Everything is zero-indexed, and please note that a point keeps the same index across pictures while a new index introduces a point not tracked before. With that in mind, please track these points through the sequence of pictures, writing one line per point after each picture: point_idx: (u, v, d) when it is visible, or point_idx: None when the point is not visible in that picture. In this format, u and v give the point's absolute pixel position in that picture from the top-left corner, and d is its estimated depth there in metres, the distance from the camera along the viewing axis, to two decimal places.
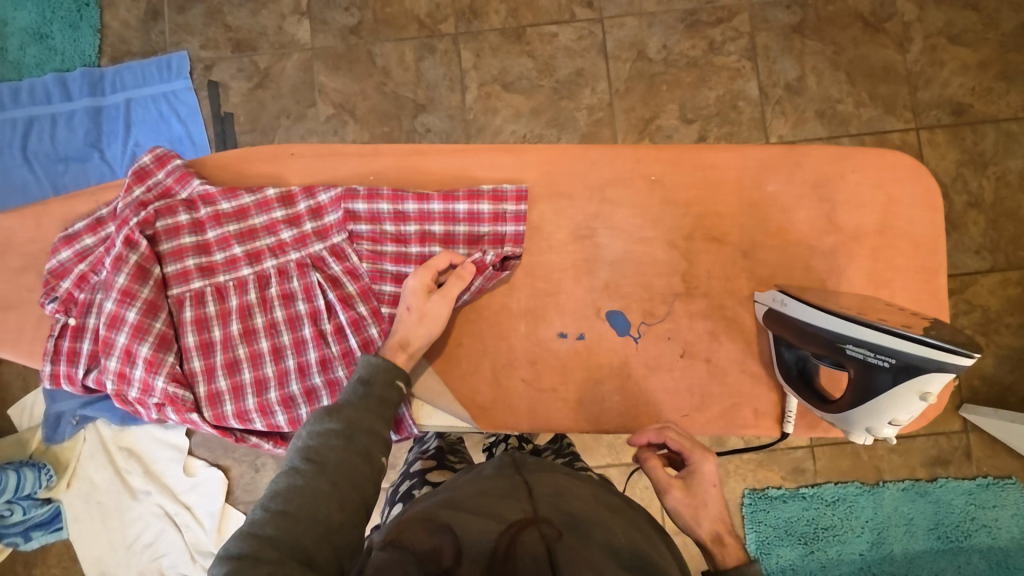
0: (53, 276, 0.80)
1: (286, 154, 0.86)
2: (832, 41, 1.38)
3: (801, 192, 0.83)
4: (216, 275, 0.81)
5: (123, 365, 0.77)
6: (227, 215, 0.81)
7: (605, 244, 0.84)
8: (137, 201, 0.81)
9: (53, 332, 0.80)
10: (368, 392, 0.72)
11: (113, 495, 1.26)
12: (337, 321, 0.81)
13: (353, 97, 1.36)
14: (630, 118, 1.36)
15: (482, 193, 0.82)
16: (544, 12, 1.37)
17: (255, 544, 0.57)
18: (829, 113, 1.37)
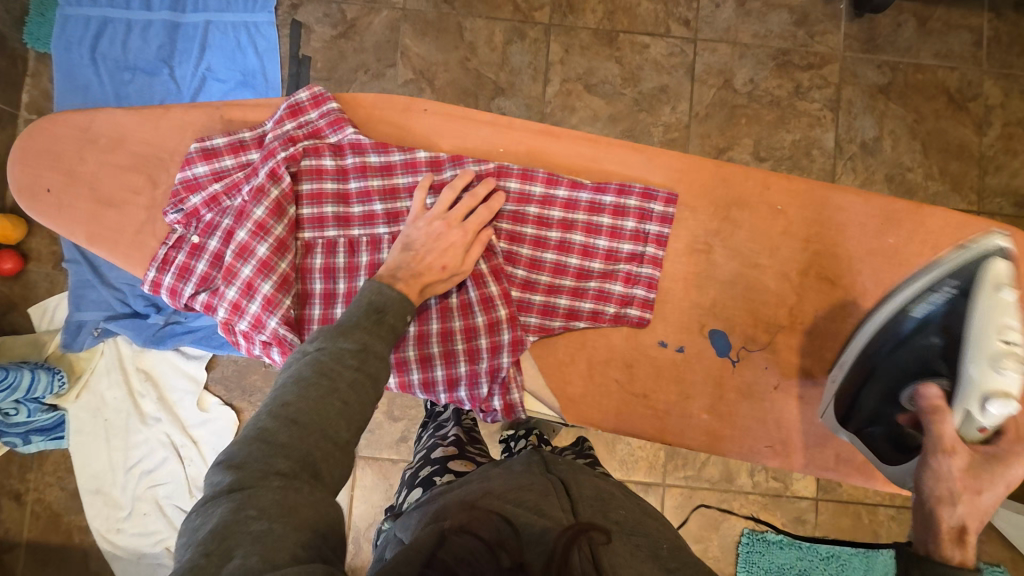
0: (184, 188, 0.82)
1: (419, 108, 0.88)
2: (914, 109, 1.38)
3: (918, 251, 0.84)
4: (351, 228, 0.82)
5: (240, 297, 0.77)
6: (373, 168, 0.82)
7: (721, 262, 0.87)
8: (288, 136, 0.81)
9: (168, 241, 0.82)
10: (381, 319, 0.68)
11: (122, 416, 1.25)
12: (465, 296, 0.83)
13: (434, 67, 1.34)
14: (704, 144, 1.36)
15: (633, 188, 0.86)
16: (641, 21, 1.36)
17: (263, 461, 0.54)
18: (897, 178, 1.37)
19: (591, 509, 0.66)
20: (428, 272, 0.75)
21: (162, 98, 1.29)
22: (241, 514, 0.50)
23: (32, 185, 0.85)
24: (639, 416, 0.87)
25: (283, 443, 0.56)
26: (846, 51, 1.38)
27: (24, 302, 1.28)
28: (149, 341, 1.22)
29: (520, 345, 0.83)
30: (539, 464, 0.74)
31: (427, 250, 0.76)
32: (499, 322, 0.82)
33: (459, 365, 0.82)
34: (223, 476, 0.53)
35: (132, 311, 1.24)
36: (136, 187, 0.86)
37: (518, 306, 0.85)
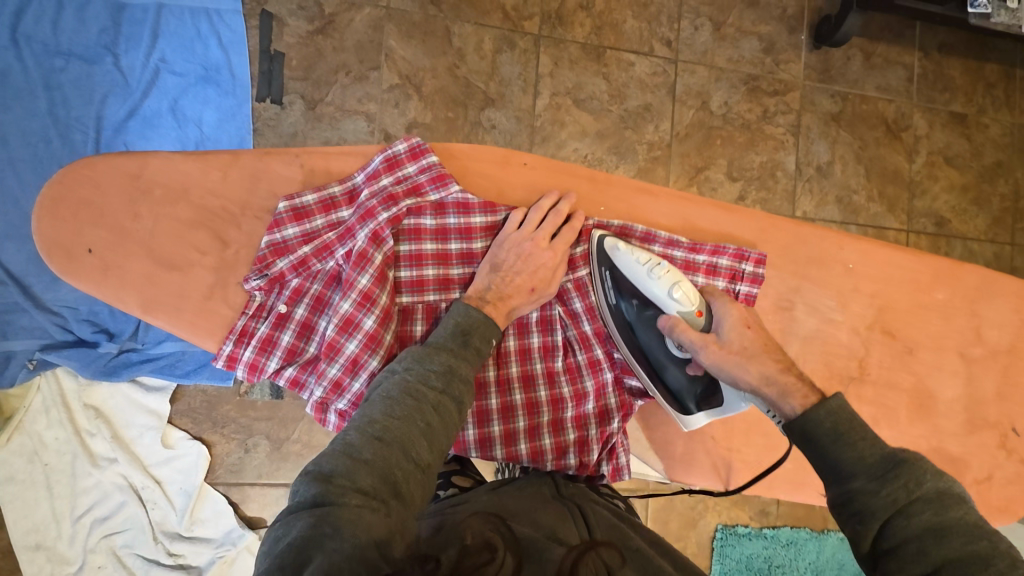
0: (271, 252, 0.66)
1: (519, 162, 0.75)
2: (859, 136, 1.53)
3: (960, 306, 0.81)
4: (453, 291, 0.70)
5: (343, 374, 0.65)
6: (481, 230, 0.71)
7: (801, 318, 0.78)
8: (387, 192, 0.67)
9: (247, 310, 0.67)
10: (467, 342, 0.64)
11: (67, 459, 1.09)
12: (571, 360, 0.75)
13: (421, 72, 1.27)
14: (683, 163, 1.41)
15: (726, 249, 0.75)
16: (627, 38, 1.38)
17: (347, 474, 0.51)
18: (845, 200, 1.52)
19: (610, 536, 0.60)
20: (516, 293, 0.68)
21: (106, 90, 1.12)
22: (317, 529, 0.47)
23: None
24: (711, 458, 0.82)
25: (370, 459, 0.52)
26: (806, 80, 1.49)
27: None
28: (97, 372, 1.08)
29: (630, 407, 0.77)
30: (550, 487, 0.68)
31: (517, 271, 0.69)
32: (605, 387, 0.75)
33: (568, 432, 0.74)
34: (308, 487, 0.50)
35: (77, 339, 1.09)
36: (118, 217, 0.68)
37: (620, 368, 0.77)
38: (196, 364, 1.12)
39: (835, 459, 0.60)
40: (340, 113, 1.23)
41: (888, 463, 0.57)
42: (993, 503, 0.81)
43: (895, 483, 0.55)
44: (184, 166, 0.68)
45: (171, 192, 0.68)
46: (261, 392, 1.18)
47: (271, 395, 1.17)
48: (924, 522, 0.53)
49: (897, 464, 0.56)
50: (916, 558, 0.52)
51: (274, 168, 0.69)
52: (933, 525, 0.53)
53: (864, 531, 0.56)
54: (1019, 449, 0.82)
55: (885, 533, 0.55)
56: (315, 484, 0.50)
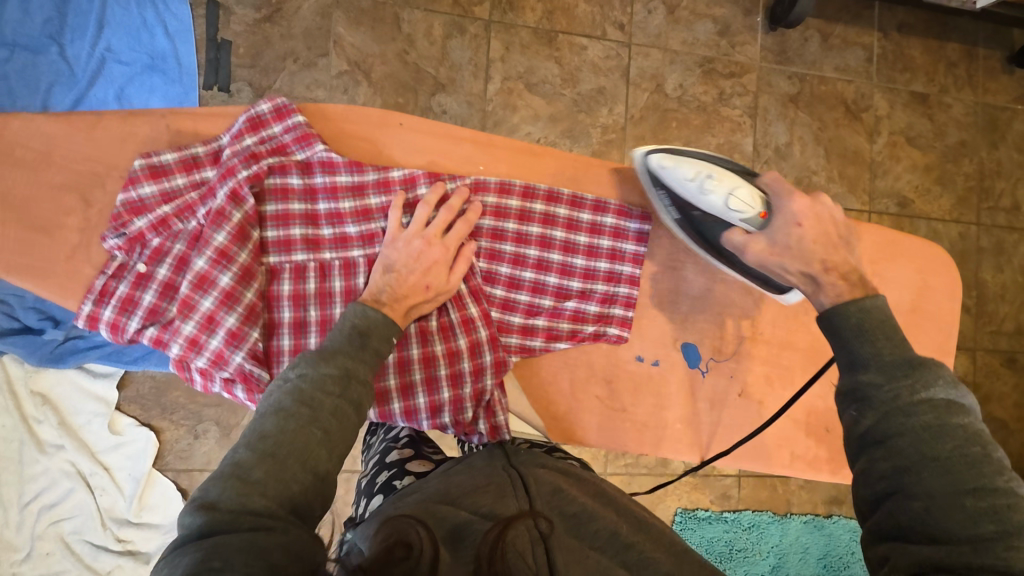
0: (127, 210, 0.67)
1: (395, 122, 0.75)
2: (818, 117, 1.52)
3: (861, 265, 0.81)
4: (321, 251, 0.70)
5: (198, 332, 0.65)
6: (348, 188, 0.70)
7: (691, 278, 0.80)
8: (249, 152, 0.69)
9: (105, 269, 0.68)
10: (365, 343, 0.62)
11: (13, 445, 1.09)
12: (444, 318, 0.73)
13: (370, 58, 1.28)
14: (638, 146, 1.41)
15: (606, 204, 0.77)
16: (579, 23, 1.38)
17: (238, 499, 0.51)
18: (805, 181, 1.51)
19: (548, 507, 0.61)
20: (412, 293, 0.68)
21: (51, 81, 1.13)
22: (205, 565, 0.45)
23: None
24: (596, 420, 0.77)
25: (264, 478, 0.52)
26: (762, 62, 1.48)
27: None
28: (43, 359, 1.08)
29: (504, 365, 0.74)
30: (501, 457, 0.69)
31: (408, 267, 0.68)
32: (480, 345, 0.73)
33: (443, 391, 0.72)
34: (197, 517, 0.50)
35: (23, 326, 1.08)
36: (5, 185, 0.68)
37: (499, 328, 0.75)
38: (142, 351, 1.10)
39: (854, 352, 0.57)
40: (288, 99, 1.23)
41: (903, 363, 0.54)
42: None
43: (903, 381, 0.54)
44: (67, 133, 0.70)
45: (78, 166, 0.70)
46: None
47: None
48: (921, 423, 0.52)
49: (913, 366, 0.54)
50: (904, 451, 0.52)
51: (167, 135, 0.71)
52: (932, 425, 0.51)
53: (861, 421, 0.55)
54: None
55: (880, 424, 0.53)
56: (209, 511, 0.50)
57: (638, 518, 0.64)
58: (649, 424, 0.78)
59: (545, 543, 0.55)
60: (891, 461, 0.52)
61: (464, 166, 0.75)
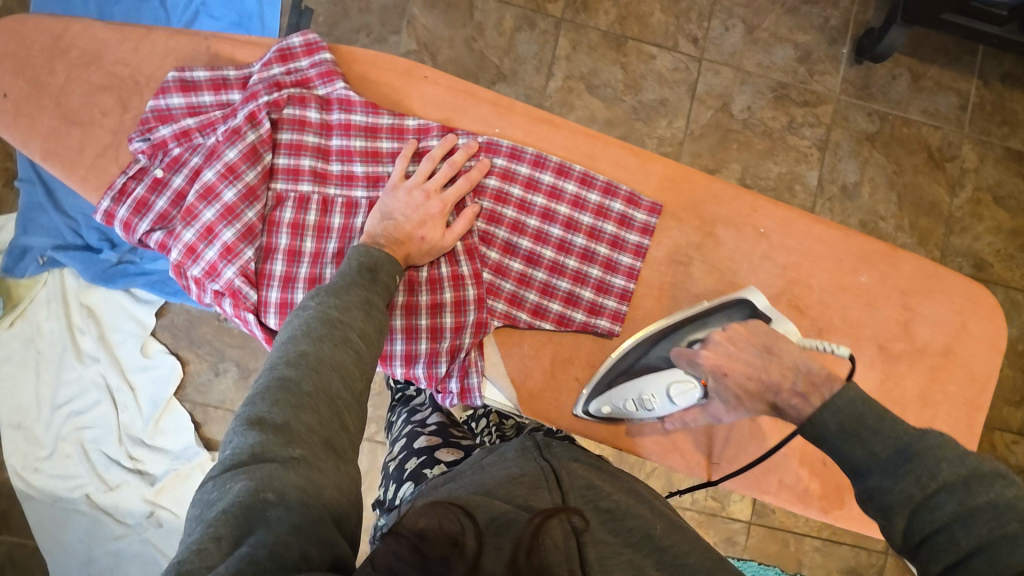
0: (155, 118, 0.77)
1: (418, 74, 0.83)
2: (895, 160, 1.42)
3: (889, 294, 0.83)
4: (326, 186, 0.78)
5: (197, 240, 0.73)
6: (362, 128, 0.78)
7: (696, 276, 0.83)
8: (273, 79, 0.77)
9: (128, 170, 0.77)
10: (374, 278, 0.66)
11: (57, 349, 1.18)
12: (435, 272, 0.79)
13: (439, 41, 1.31)
14: (693, 163, 1.37)
15: (596, 181, 0.82)
16: (652, 31, 1.36)
17: (288, 413, 0.51)
18: (870, 225, 1.41)
19: (583, 502, 0.60)
20: (401, 238, 0.73)
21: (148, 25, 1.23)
22: (258, 498, 0.46)
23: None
24: (576, 403, 0.82)
25: (312, 392, 0.53)
26: (841, 94, 1.41)
27: None
28: (93, 278, 1.17)
29: (484, 327, 0.80)
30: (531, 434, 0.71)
31: (405, 216, 0.74)
32: (465, 303, 0.79)
33: (420, 342, 0.78)
34: (246, 441, 0.49)
35: (85, 244, 1.18)
36: (95, 104, 0.80)
37: (488, 289, 0.80)
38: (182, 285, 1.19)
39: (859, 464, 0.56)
40: None
41: (899, 459, 0.54)
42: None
43: (908, 479, 0.53)
44: (141, 52, 0.80)
45: (156, 90, 0.80)
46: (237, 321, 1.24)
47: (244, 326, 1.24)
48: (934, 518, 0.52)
49: (910, 458, 0.54)
50: (947, 547, 0.51)
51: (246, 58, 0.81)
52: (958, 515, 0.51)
53: (892, 528, 0.54)
54: None
55: (915, 527, 0.53)
56: (254, 432, 0.50)
57: (673, 520, 0.62)
58: (629, 418, 0.82)
59: (575, 536, 0.55)
60: (941, 562, 0.51)
61: (479, 126, 0.82)
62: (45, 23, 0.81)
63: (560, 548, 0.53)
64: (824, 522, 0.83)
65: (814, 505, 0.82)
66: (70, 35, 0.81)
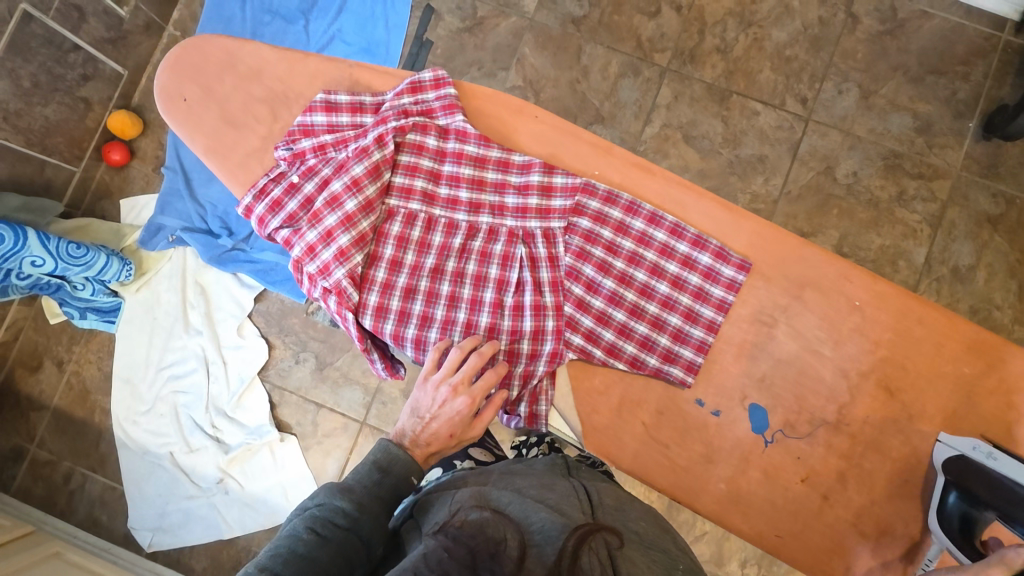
0: (299, 131, 0.84)
1: (530, 114, 0.87)
2: (1020, 249, 1.29)
3: (992, 386, 0.76)
4: (434, 207, 0.83)
5: (317, 241, 0.78)
6: (472, 159, 0.84)
7: (780, 339, 0.80)
8: (402, 108, 0.83)
9: (270, 174, 0.84)
10: (382, 480, 0.71)
11: (169, 319, 1.33)
12: (519, 298, 0.82)
13: (544, 80, 1.37)
14: (787, 224, 1.32)
15: (686, 232, 0.82)
16: (758, 88, 1.35)
17: None
18: (982, 313, 1.28)
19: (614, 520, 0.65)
20: (434, 442, 0.76)
21: (290, 45, 1.38)
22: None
23: (171, 91, 0.88)
24: (636, 445, 0.80)
25: (296, 575, 0.60)
26: (963, 171, 1.32)
27: (117, 193, 1.38)
28: (211, 259, 1.31)
29: (558, 358, 0.81)
30: (561, 468, 0.75)
31: (434, 418, 0.76)
32: (543, 331, 0.81)
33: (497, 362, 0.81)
34: None
35: (207, 229, 1.33)
36: (252, 112, 0.89)
37: (567, 322, 0.82)
38: (283, 277, 1.31)
39: None
40: None
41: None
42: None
43: None
44: (294, 68, 0.89)
45: (304, 106, 0.88)
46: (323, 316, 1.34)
47: (329, 321, 1.32)
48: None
49: None
50: None
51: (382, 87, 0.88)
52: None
53: None
54: None
55: None
56: None
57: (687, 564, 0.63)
58: (690, 472, 0.79)
59: (611, 560, 0.56)
60: None
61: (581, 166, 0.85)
62: (221, 40, 0.90)
63: (594, 557, 0.55)
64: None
65: None
66: (241, 53, 0.90)
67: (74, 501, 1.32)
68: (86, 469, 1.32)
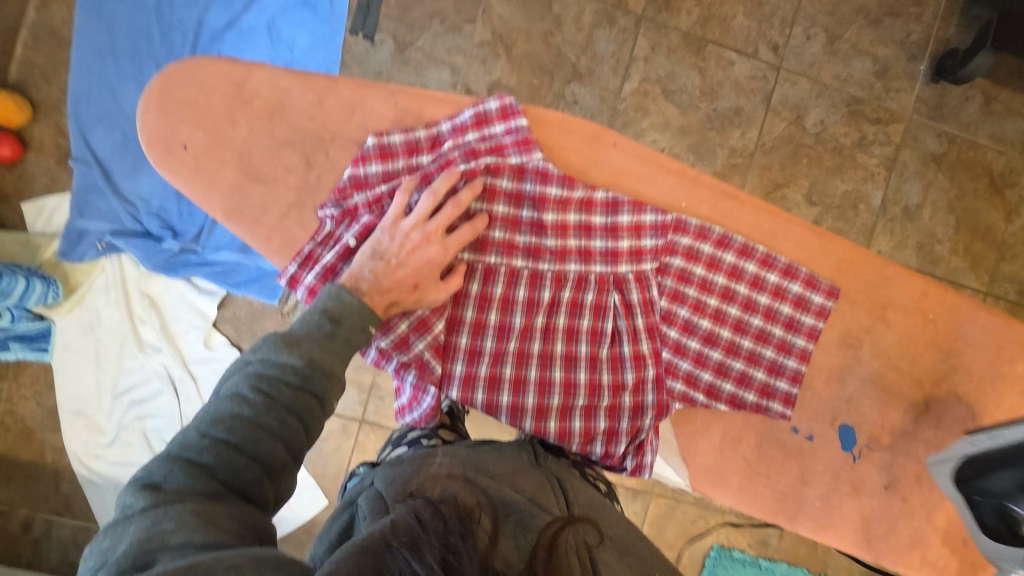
0: (350, 185, 0.69)
1: (608, 142, 0.72)
2: (958, 184, 1.41)
3: None
4: (513, 258, 0.70)
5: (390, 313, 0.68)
6: (555, 202, 0.70)
7: (865, 359, 0.73)
8: (469, 148, 0.68)
9: (314, 236, 0.69)
10: (334, 332, 0.60)
11: (117, 339, 1.16)
12: (616, 350, 0.72)
13: (515, 34, 1.25)
14: (762, 177, 1.35)
15: (799, 273, 0.71)
16: (732, 35, 1.32)
17: (280, 355, 0.56)
18: (926, 248, 1.41)
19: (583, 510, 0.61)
20: (395, 288, 0.65)
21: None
22: (157, 527, 0.44)
23: (166, 136, 0.70)
24: (740, 480, 0.74)
25: (243, 448, 0.51)
26: (913, 114, 1.39)
27: (15, 194, 1.16)
28: (156, 268, 1.14)
29: (665, 409, 0.71)
30: (527, 457, 0.68)
31: (399, 262, 0.65)
32: (644, 382, 0.71)
33: (599, 420, 0.71)
34: (248, 356, 0.57)
35: (145, 231, 1.15)
36: (277, 159, 0.71)
37: (665, 368, 0.72)
38: (247, 278, 1.16)
39: None
40: (427, 60, 1.23)
41: None
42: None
43: None
44: (286, 84, 0.71)
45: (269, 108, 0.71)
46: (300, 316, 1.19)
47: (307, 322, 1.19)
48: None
49: None
50: None
51: (367, 101, 0.71)
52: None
53: None
54: None
55: None
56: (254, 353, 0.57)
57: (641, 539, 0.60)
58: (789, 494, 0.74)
59: (591, 556, 0.53)
60: None
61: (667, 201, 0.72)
62: (221, 64, 0.71)
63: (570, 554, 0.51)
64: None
65: None
66: (252, 83, 0.71)
67: (43, 548, 1.18)
68: (50, 514, 1.18)
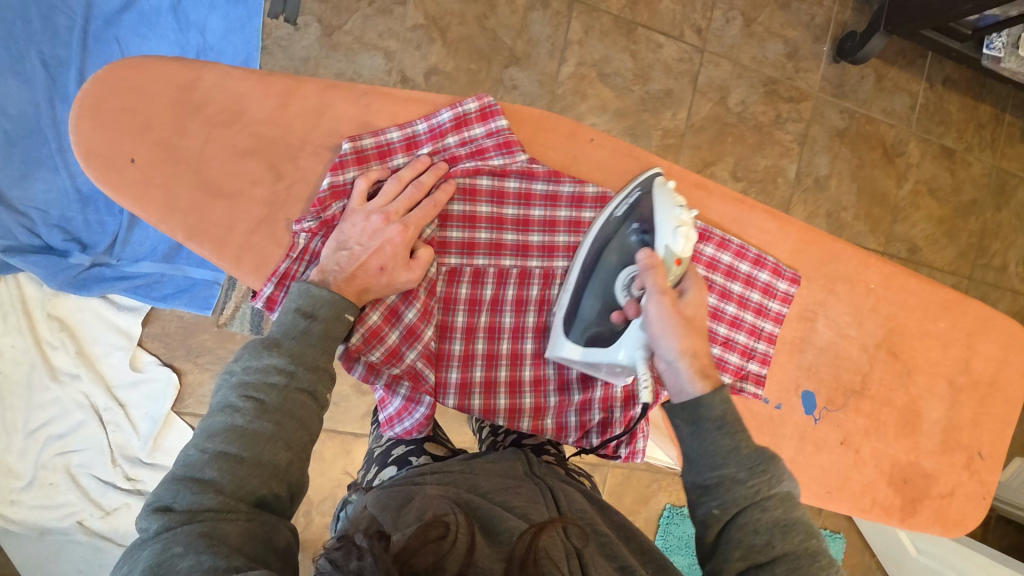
0: (329, 194, 0.65)
1: (585, 138, 0.74)
2: (858, 156, 1.55)
3: None
4: (502, 258, 0.71)
5: (383, 323, 0.66)
6: (542, 198, 0.72)
7: (820, 330, 0.80)
8: (450, 153, 0.69)
9: (291, 252, 0.64)
10: (311, 326, 0.56)
11: (23, 369, 1.03)
12: None
13: (449, 16, 1.21)
14: (694, 155, 1.41)
15: (768, 262, 0.77)
16: (660, 19, 1.35)
17: (263, 355, 0.52)
18: (835, 216, 1.55)
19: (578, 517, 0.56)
20: (361, 273, 0.61)
21: None
22: (166, 552, 0.41)
23: (107, 150, 0.63)
24: None
25: (244, 455, 0.48)
26: (820, 92, 1.51)
27: None
28: (62, 287, 1.01)
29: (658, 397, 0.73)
30: (523, 465, 0.64)
31: (361, 245, 0.62)
32: None
33: (594, 414, 0.74)
34: (231, 365, 0.53)
35: (45, 245, 1.02)
36: (238, 170, 0.66)
37: None
38: (175, 288, 1.06)
39: None
40: (358, 45, 1.16)
41: None
42: (950, 518, 0.85)
43: None
44: (240, 87, 0.66)
45: (222, 113, 0.65)
46: (241, 324, 1.10)
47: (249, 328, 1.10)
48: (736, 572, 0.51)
49: None
50: None
51: (336, 103, 0.68)
52: (779, 524, 0.52)
53: None
54: (981, 472, 0.86)
55: None
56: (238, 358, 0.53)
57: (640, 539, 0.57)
58: None
59: (579, 556, 0.50)
60: None
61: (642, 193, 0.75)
62: (165, 68, 0.65)
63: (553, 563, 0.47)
64: (897, 528, 0.84)
65: (892, 513, 0.83)
66: (202, 88, 0.65)
67: None
68: None
